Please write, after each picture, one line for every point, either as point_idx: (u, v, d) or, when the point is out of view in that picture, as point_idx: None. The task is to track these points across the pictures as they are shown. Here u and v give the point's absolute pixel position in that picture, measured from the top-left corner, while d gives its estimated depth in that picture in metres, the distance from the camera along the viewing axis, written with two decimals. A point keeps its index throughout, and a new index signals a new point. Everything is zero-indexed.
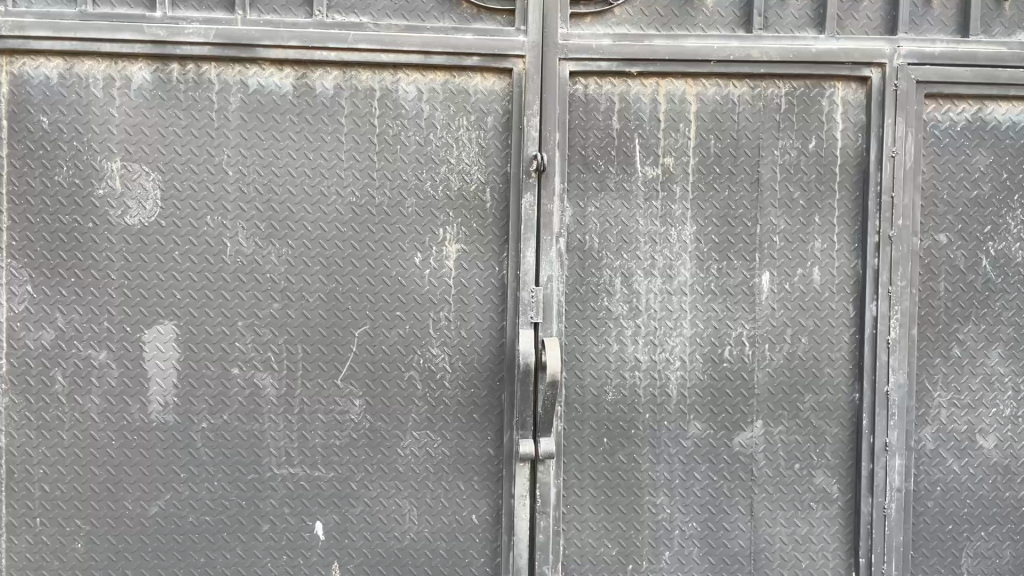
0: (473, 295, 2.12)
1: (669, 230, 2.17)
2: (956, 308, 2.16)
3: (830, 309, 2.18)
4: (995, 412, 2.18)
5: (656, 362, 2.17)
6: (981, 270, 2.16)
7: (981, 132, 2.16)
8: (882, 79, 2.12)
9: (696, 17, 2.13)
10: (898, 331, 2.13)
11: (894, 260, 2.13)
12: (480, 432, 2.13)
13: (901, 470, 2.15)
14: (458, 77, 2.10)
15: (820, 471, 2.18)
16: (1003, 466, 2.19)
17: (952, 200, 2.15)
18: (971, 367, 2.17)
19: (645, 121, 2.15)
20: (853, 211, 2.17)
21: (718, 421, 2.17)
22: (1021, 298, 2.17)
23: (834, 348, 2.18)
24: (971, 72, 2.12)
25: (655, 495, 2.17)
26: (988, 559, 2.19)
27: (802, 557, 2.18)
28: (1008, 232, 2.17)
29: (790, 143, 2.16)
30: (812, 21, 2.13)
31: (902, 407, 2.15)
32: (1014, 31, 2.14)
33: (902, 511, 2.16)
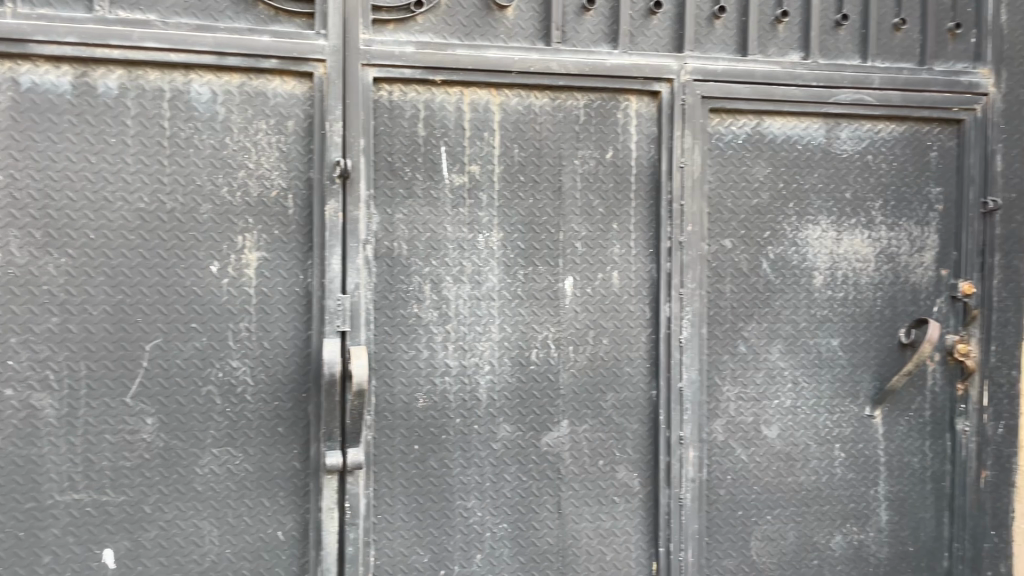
0: (275, 304, 2.06)
1: (476, 236, 2.19)
2: (740, 307, 2.34)
3: (628, 311, 2.29)
4: (777, 404, 2.37)
5: (466, 367, 2.19)
6: (762, 272, 2.35)
7: (759, 145, 2.34)
8: (671, 93, 2.26)
9: (497, 28, 2.18)
10: (689, 330, 2.28)
11: (684, 264, 2.28)
12: (284, 446, 2.07)
13: (694, 461, 2.29)
14: (255, 79, 2.04)
15: (622, 466, 2.28)
16: (785, 454, 2.37)
17: (735, 208, 2.33)
18: (754, 361, 2.35)
19: (450, 129, 2.17)
20: (648, 218, 2.29)
21: (526, 422, 2.23)
22: (797, 297, 2.37)
23: (633, 348, 2.29)
24: (750, 89, 2.29)
25: (465, 499, 2.19)
26: (774, 540, 2.36)
27: (607, 550, 2.27)
28: (784, 237, 2.36)
29: (589, 153, 2.25)
30: (607, 36, 2.24)
31: (694, 401, 2.29)
32: (787, 52, 2.33)
33: (696, 500, 2.29)
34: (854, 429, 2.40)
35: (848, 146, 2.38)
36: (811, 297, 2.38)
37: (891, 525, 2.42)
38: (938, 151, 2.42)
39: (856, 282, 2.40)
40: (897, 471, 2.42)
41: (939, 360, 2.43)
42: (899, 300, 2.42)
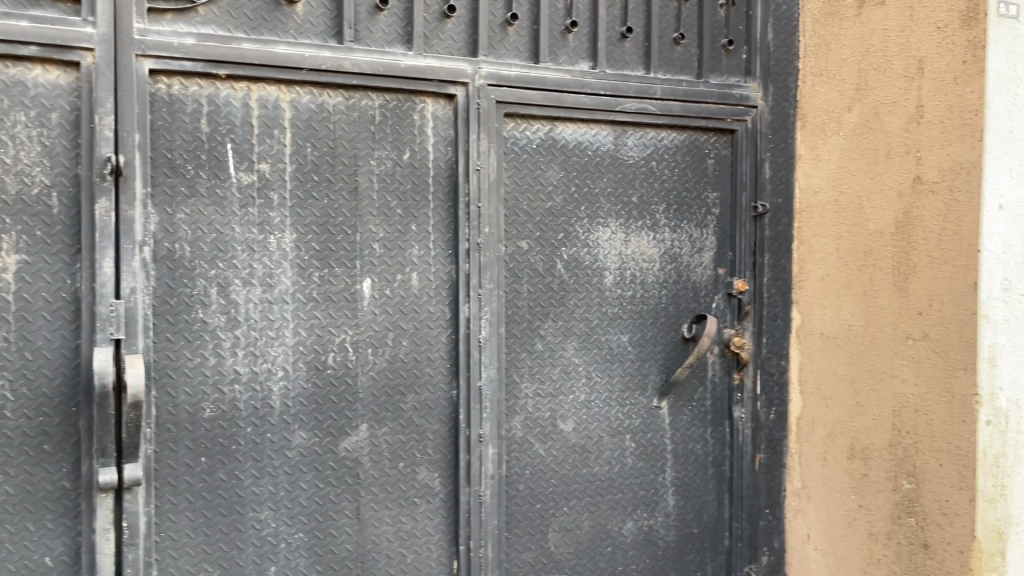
0: (39, 311, 1.90)
1: (267, 237, 2.12)
2: (537, 307, 2.41)
3: (428, 312, 2.29)
4: (572, 398, 2.46)
5: (258, 373, 2.12)
6: (557, 272, 2.44)
7: (553, 150, 2.42)
8: (466, 96, 2.29)
9: (287, 24, 2.11)
10: (488, 330, 2.32)
11: (482, 265, 2.31)
12: (52, 465, 1.91)
13: (493, 458, 2.34)
14: (12, 66, 1.87)
15: (423, 468, 2.28)
16: (580, 446, 2.47)
17: (531, 210, 2.40)
18: (551, 358, 2.43)
19: (238, 126, 2.09)
20: (446, 220, 2.30)
21: (323, 428, 2.18)
22: (589, 296, 2.48)
23: (433, 349, 2.29)
24: (542, 95, 2.37)
25: (259, 510, 2.11)
26: (570, 530, 2.45)
27: (407, 552, 2.27)
28: (577, 239, 2.46)
29: (385, 154, 2.24)
30: (401, 37, 2.23)
31: (493, 400, 2.33)
32: (576, 61, 2.43)
33: (496, 497, 2.34)
34: (643, 420, 2.54)
35: (635, 152, 2.52)
36: (602, 295, 2.49)
37: (678, 509, 2.58)
38: (714, 159, 2.62)
39: (643, 281, 2.55)
40: (682, 458, 2.59)
41: (719, 353, 2.63)
42: (681, 297, 2.60)
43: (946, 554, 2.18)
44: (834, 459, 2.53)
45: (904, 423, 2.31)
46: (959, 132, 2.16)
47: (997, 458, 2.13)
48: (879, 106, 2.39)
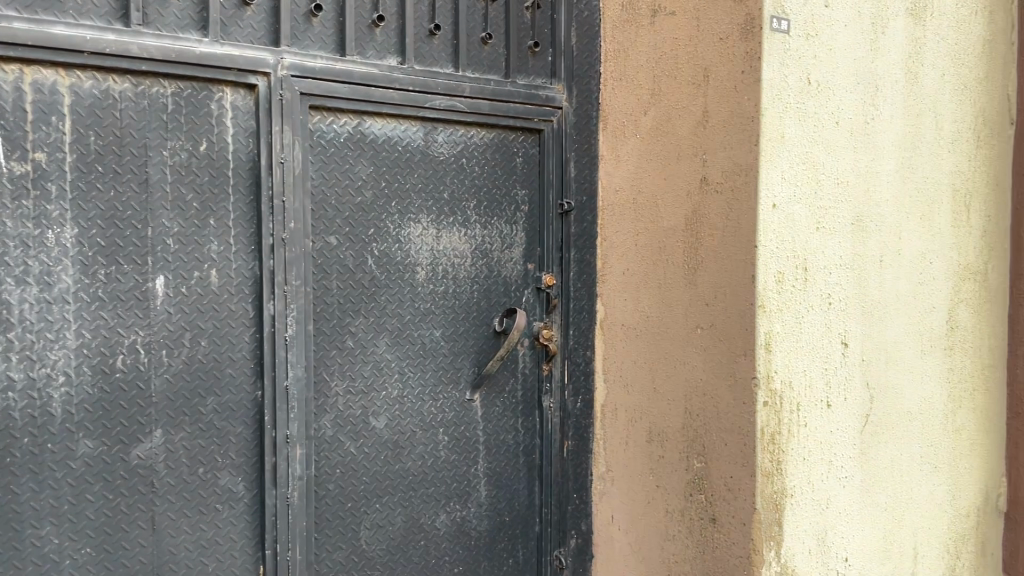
0: None
1: (44, 232, 1.97)
2: (347, 303, 2.38)
3: (229, 311, 2.20)
4: (384, 395, 2.45)
5: (34, 379, 1.96)
6: (367, 267, 2.42)
7: (361, 144, 2.40)
8: (268, 87, 2.22)
9: (65, 3, 1.96)
10: (294, 327, 2.27)
11: (287, 261, 2.25)
12: None
13: (301, 458, 2.29)
14: None
15: (225, 472, 2.20)
16: (392, 443, 2.46)
17: (339, 205, 2.37)
18: (362, 355, 2.41)
19: (8, 111, 1.93)
20: (248, 215, 2.23)
21: (112, 435, 2.05)
22: (401, 292, 2.47)
23: (234, 348, 2.21)
24: (348, 89, 2.34)
25: (38, 526, 1.97)
26: (382, 527, 2.45)
27: (208, 561, 2.18)
28: (388, 235, 2.45)
29: (179, 145, 2.13)
30: (196, 23, 2.13)
31: (300, 399, 2.28)
32: (384, 56, 2.42)
33: (304, 498, 2.29)
34: (455, 413, 2.57)
35: (444, 148, 2.54)
36: (414, 291, 2.50)
37: (490, 499, 2.64)
38: (523, 157, 2.68)
39: (454, 276, 2.57)
40: (493, 449, 2.65)
41: (528, 345, 2.71)
42: (492, 292, 2.64)
43: (731, 527, 2.36)
44: (634, 443, 2.68)
45: (695, 407, 2.48)
46: (739, 136, 2.33)
47: (773, 435, 2.33)
48: (671, 111, 2.55)
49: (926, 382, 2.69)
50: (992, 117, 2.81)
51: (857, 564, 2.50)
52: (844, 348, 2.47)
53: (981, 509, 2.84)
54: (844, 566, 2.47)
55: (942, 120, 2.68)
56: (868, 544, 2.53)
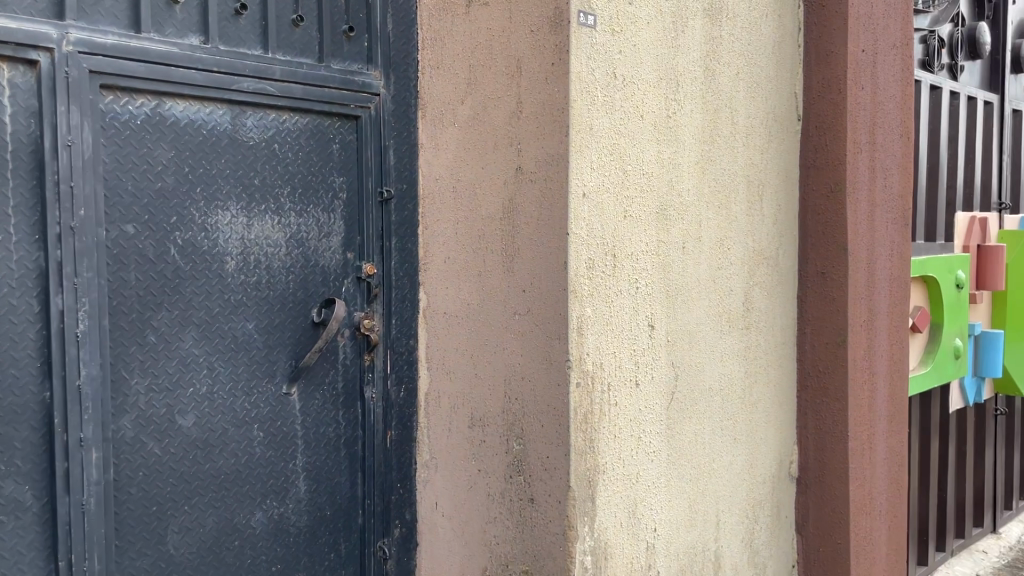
0: None
1: None
2: (148, 296, 2.25)
3: (10, 306, 2.02)
4: (192, 391, 2.34)
5: None
6: (170, 258, 2.29)
7: (160, 127, 2.26)
8: (51, 63, 2.05)
9: None
10: (87, 323, 2.12)
11: (77, 252, 2.10)
12: None
13: (98, 462, 2.14)
14: None
15: (10, 481, 2.02)
16: (201, 441, 2.36)
17: (137, 192, 2.23)
18: (166, 351, 2.29)
19: None
20: (31, 201, 2.05)
21: None
22: (209, 283, 2.37)
23: (17, 347, 2.03)
24: (144, 68, 2.21)
25: None
26: (192, 529, 2.34)
27: None
28: (193, 223, 2.33)
29: None
30: None
31: (95, 399, 2.13)
32: (185, 34, 2.29)
33: (101, 504, 2.15)
34: (271, 408, 2.49)
35: (254, 133, 2.44)
36: (223, 282, 2.39)
37: (309, 494, 2.58)
38: (339, 144, 2.63)
39: (267, 266, 2.49)
40: (312, 443, 2.59)
41: (349, 336, 2.66)
42: (309, 281, 2.57)
43: (548, 505, 2.43)
44: (456, 430, 2.70)
45: (514, 391, 2.53)
46: (550, 127, 2.40)
47: (585, 415, 2.42)
48: (486, 100, 2.57)
49: (726, 360, 2.88)
50: (782, 114, 3.03)
51: (665, 534, 2.65)
52: (651, 330, 2.62)
53: (776, 476, 3.07)
54: (653, 536, 2.61)
55: (737, 115, 2.87)
56: (675, 514, 2.69)
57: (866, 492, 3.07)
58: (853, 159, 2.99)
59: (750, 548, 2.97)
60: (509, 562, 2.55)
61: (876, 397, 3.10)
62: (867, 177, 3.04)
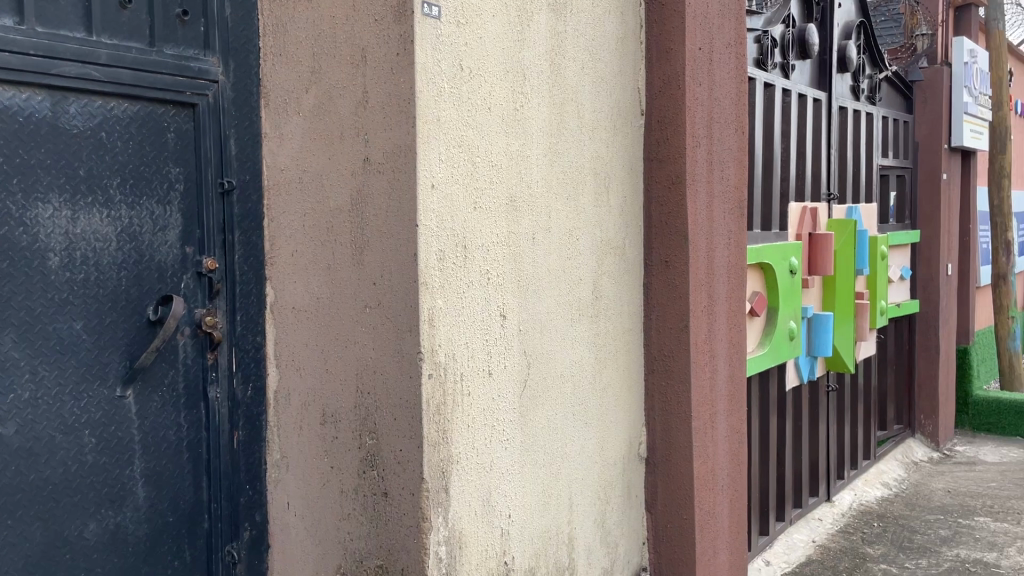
0: None
1: None
2: None
3: None
4: (13, 398, 2.18)
5: None
6: None
7: None
8: None
9: None
10: None
11: None
12: None
13: None
14: None
15: None
16: (25, 450, 2.21)
17: None
18: None
19: None
20: None
21: None
22: (29, 282, 2.21)
23: None
24: None
25: None
26: (16, 544, 2.20)
27: None
28: (9, 217, 2.17)
29: None
30: None
31: None
32: None
33: None
34: (104, 412, 2.36)
35: (78, 120, 2.29)
36: (46, 280, 2.25)
37: (149, 501, 2.46)
38: (175, 133, 2.50)
39: (96, 262, 2.34)
40: (151, 448, 2.46)
41: (190, 334, 2.55)
42: (144, 278, 2.44)
43: (402, 498, 2.41)
44: (307, 427, 2.63)
45: (365, 385, 2.49)
46: (397, 117, 2.37)
47: (438, 406, 2.42)
48: (331, 89, 2.52)
49: (577, 348, 2.96)
50: (626, 108, 3.13)
51: (519, 519, 2.70)
52: (503, 320, 2.65)
53: (627, 458, 3.19)
54: (507, 522, 2.65)
55: (583, 109, 2.95)
56: (529, 500, 2.74)
57: (709, 468, 3.24)
58: (692, 152, 3.15)
59: (603, 529, 3.06)
60: (363, 558, 2.52)
61: (716, 378, 3.28)
62: (705, 170, 3.21)
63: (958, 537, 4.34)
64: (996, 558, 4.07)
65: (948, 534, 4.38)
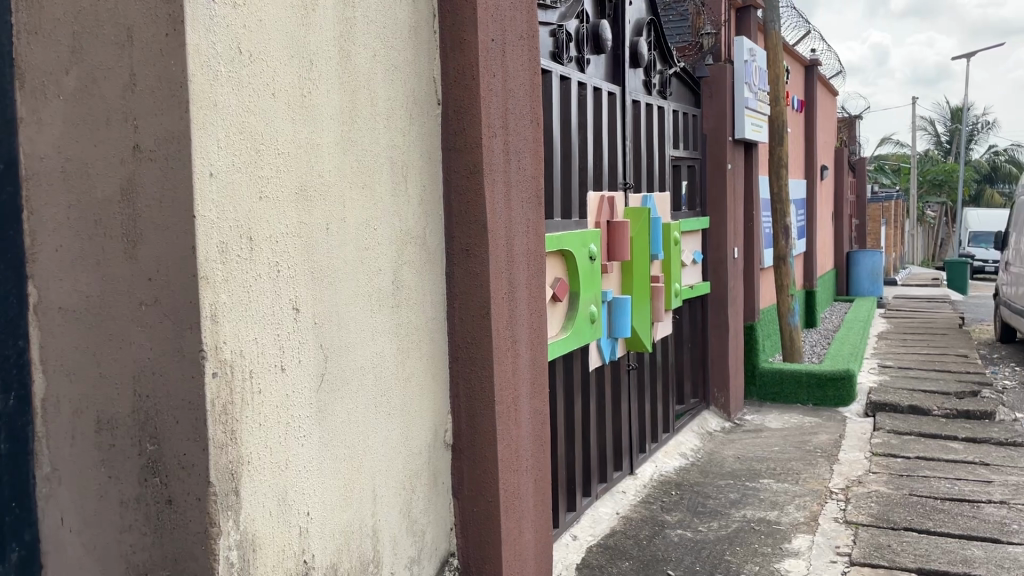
0: None
1: None
2: None
3: None
4: None
5: None
6: None
7: None
8: None
9: None
10: None
11: None
12: None
13: None
14: None
15: None
16: None
17: None
18: None
19: None
20: None
21: None
22: None
23: None
24: None
25: None
26: None
27: None
28: None
29: None
30: None
31: None
32: None
33: None
34: None
35: None
36: None
37: None
38: None
39: None
40: None
41: None
42: None
43: (187, 504, 2.28)
44: (80, 436, 2.44)
45: (144, 388, 2.34)
46: (168, 102, 2.21)
47: (225, 406, 2.30)
48: (95, 71, 2.34)
49: (377, 339, 2.93)
50: (422, 97, 3.13)
51: (319, 516, 2.64)
52: (296, 314, 2.55)
53: (432, 446, 3.20)
54: (306, 520, 2.58)
55: (376, 97, 2.91)
56: (328, 495, 2.68)
57: (513, 451, 3.32)
58: (488, 142, 3.20)
59: (409, 519, 3.07)
60: (147, 570, 2.38)
61: (519, 363, 3.37)
62: (502, 159, 3.27)
63: (745, 499, 4.72)
64: (777, 515, 4.46)
65: (736, 497, 4.75)
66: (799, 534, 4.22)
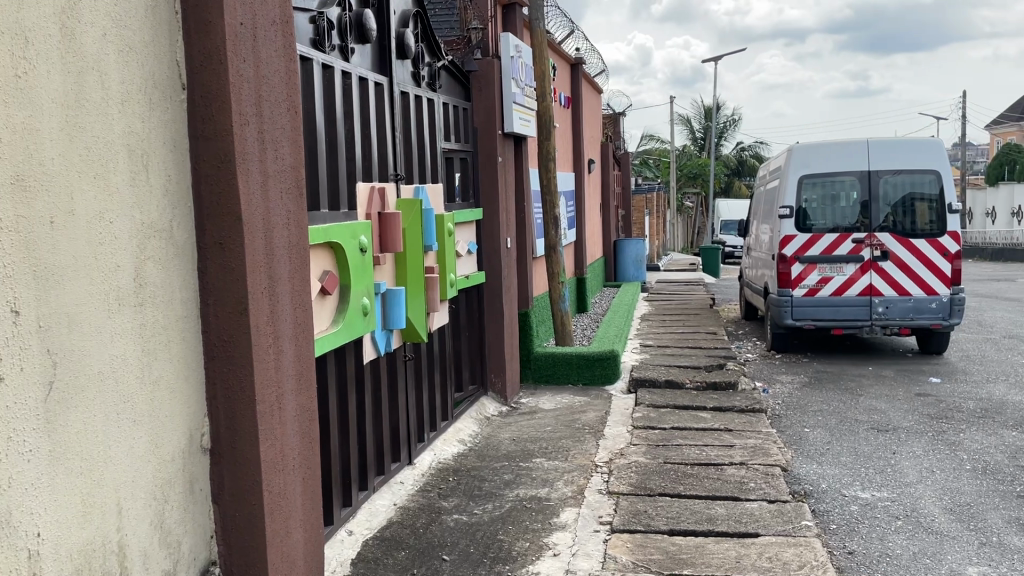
0: None
1: None
2: None
3: None
4: None
5: None
6: None
7: None
8: None
9: None
10: None
11: None
12: None
13: None
14: None
15: None
16: None
17: None
18: None
19: None
20: None
21: None
22: None
23: None
24: None
25: None
26: None
27: None
28: None
29: None
30: None
31: None
32: None
33: None
34: None
35: None
36: None
37: None
38: None
39: None
40: None
41: None
42: None
43: None
44: None
45: None
46: None
47: None
48: None
49: (117, 342, 2.72)
50: (161, 82, 2.94)
51: (53, 536, 2.40)
52: (15, 317, 2.27)
53: (185, 451, 3.04)
54: (37, 542, 2.33)
55: (108, 80, 2.69)
56: (63, 513, 2.45)
57: (277, 450, 3.22)
58: (241, 130, 3.06)
59: (160, 530, 2.90)
60: None
61: (282, 358, 3.27)
62: (257, 149, 3.15)
63: (519, 479, 4.91)
64: (547, 492, 4.68)
65: (510, 477, 4.93)
66: (566, 508, 4.45)
